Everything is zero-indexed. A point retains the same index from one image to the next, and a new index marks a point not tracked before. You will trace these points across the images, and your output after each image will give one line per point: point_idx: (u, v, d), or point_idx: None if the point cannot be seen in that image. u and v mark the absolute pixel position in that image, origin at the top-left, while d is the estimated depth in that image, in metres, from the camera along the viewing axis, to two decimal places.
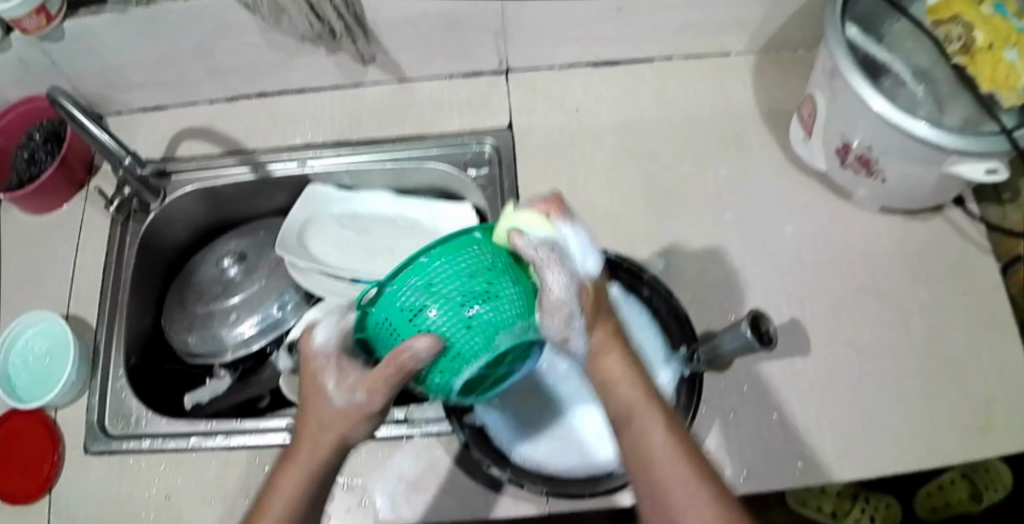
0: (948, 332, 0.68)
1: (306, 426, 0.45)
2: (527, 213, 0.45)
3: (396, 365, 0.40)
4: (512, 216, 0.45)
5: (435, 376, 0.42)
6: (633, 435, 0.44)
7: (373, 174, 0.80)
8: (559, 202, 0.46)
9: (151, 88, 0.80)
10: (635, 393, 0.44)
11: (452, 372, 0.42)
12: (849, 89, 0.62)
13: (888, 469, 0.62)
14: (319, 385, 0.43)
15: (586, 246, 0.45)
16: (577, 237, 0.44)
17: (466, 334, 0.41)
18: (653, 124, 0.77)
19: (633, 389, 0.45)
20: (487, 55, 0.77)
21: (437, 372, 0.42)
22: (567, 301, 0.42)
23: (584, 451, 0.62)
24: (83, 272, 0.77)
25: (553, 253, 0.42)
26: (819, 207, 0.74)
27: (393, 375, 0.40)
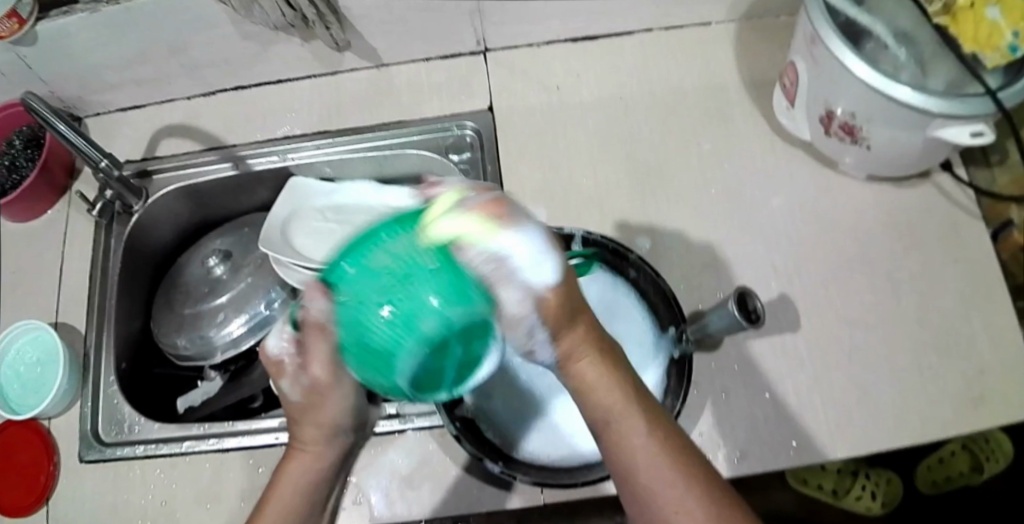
0: (937, 301, 0.67)
1: (300, 424, 0.50)
2: (468, 215, 0.42)
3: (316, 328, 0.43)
4: (450, 221, 0.42)
5: (374, 375, 0.41)
6: (616, 440, 0.44)
7: (355, 164, 0.79)
8: (501, 202, 0.43)
9: (126, 87, 0.79)
10: (613, 398, 0.44)
11: (388, 368, 0.40)
12: (832, 58, 0.61)
13: (878, 442, 0.62)
14: (281, 380, 0.48)
15: (542, 252, 0.41)
16: (530, 239, 0.42)
17: (388, 323, 0.39)
18: (636, 99, 0.76)
19: (610, 394, 0.44)
20: (464, 36, 0.76)
21: (372, 370, 0.41)
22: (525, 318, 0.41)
23: (569, 445, 0.63)
24: (71, 278, 0.77)
25: (506, 269, 0.41)
26: (806, 178, 0.73)
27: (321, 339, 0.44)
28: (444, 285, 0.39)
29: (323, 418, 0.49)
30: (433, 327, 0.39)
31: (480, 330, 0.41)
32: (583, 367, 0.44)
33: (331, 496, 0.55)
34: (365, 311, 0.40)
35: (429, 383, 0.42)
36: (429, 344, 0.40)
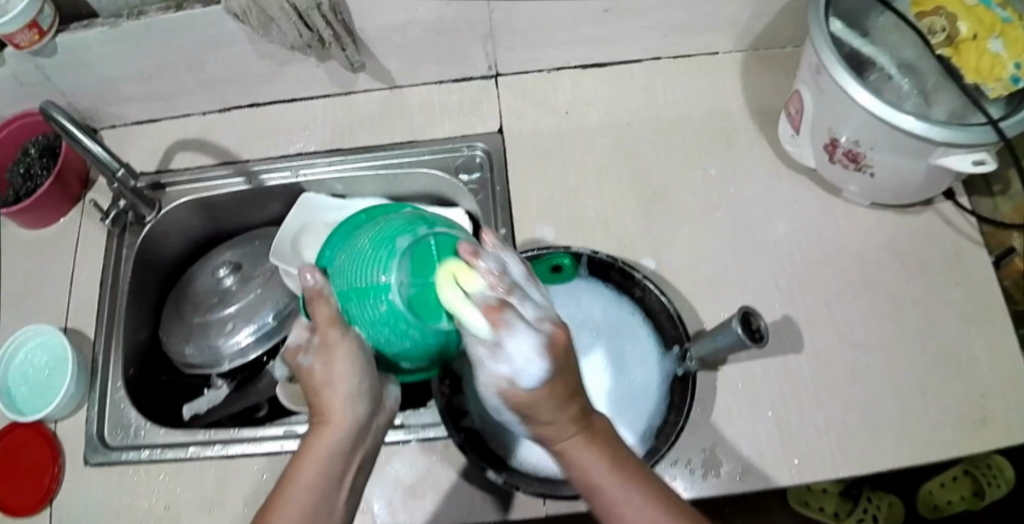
0: (940, 326, 0.68)
1: (322, 397, 0.46)
2: (461, 296, 0.41)
3: (318, 299, 0.47)
4: (444, 276, 0.42)
5: (368, 309, 0.46)
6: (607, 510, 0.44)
7: (367, 181, 0.80)
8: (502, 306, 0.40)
9: (145, 101, 0.81)
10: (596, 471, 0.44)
11: (380, 296, 0.45)
12: (835, 85, 0.62)
13: (881, 464, 0.62)
14: (292, 360, 0.47)
15: (532, 354, 0.40)
16: (519, 341, 0.40)
17: (371, 253, 0.47)
18: (643, 124, 0.78)
19: (593, 468, 0.44)
20: (476, 60, 0.78)
21: (366, 304, 0.46)
22: (491, 389, 0.43)
23: None
24: (81, 284, 0.78)
25: (488, 352, 0.41)
26: (810, 203, 0.74)
27: (326, 307, 0.47)
28: (421, 223, 0.49)
29: (343, 382, 0.46)
30: (405, 242, 0.46)
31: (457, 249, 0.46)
32: (566, 445, 0.44)
33: (358, 482, 0.49)
34: (354, 254, 0.48)
35: (423, 309, 0.45)
36: (409, 261, 0.45)
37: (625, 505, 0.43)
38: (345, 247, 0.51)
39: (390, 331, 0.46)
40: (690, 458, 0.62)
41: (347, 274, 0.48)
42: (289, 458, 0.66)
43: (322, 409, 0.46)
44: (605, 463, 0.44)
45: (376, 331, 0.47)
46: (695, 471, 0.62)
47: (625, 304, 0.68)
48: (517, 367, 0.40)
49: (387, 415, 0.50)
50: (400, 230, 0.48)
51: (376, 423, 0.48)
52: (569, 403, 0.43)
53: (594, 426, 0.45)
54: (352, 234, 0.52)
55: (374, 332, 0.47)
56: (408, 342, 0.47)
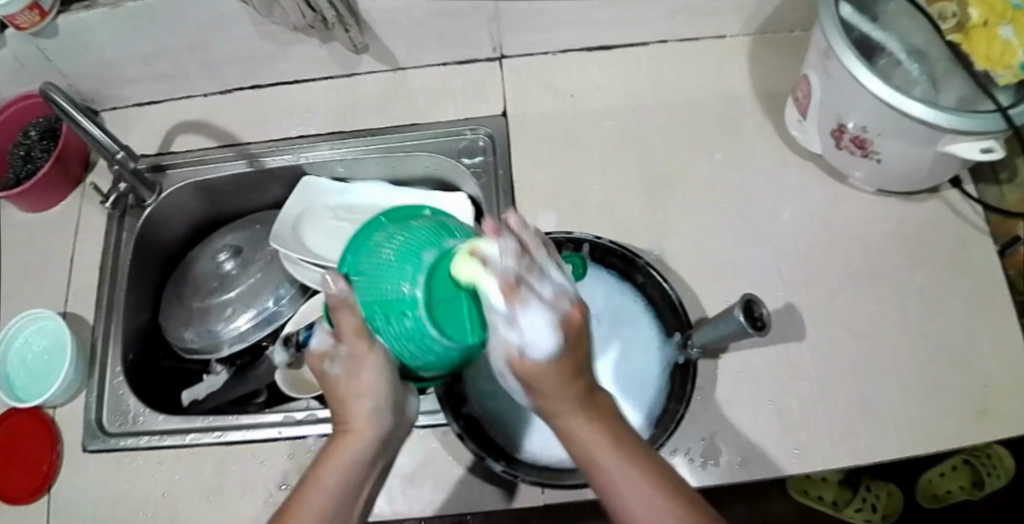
0: (944, 315, 0.68)
1: (345, 408, 0.44)
2: (467, 261, 0.40)
3: (341, 308, 0.43)
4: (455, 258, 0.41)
5: (394, 326, 0.42)
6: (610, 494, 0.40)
7: (368, 165, 0.79)
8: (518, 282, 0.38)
9: (145, 82, 0.80)
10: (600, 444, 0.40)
11: (409, 312, 0.41)
12: (844, 71, 0.61)
13: (882, 453, 0.62)
14: (320, 368, 0.44)
15: (545, 330, 0.37)
16: (532, 317, 0.37)
17: (396, 265, 0.42)
18: (648, 109, 0.77)
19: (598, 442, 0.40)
20: (480, 42, 0.76)
21: (392, 319, 0.42)
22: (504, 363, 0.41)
23: None
24: (82, 268, 0.77)
25: (499, 321, 0.39)
26: (816, 190, 0.73)
27: (352, 317, 0.43)
28: (445, 232, 0.44)
29: (369, 395, 0.43)
30: (433, 253, 0.42)
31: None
32: (568, 425, 0.41)
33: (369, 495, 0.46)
34: (377, 263, 0.43)
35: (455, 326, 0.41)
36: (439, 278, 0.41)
37: (629, 489, 0.39)
38: (358, 251, 0.45)
39: (414, 347, 0.42)
40: (689, 447, 0.63)
41: (367, 285, 0.43)
42: (289, 443, 0.67)
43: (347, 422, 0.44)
44: (613, 451, 0.40)
45: (402, 349, 0.42)
46: (694, 458, 0.62)
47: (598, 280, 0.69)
48: (528, 341, 0.37)
49: (404, 427, 0.48)
50: (429, 237, 0.43)
51: (393, 436, 0.46)
52: (571, 380, 0.39)
53: (598, 403, 0.41)
54: (361, 232, 0.47)
55: (397, 346, 0.43)
56: (435, 358, 0.43)
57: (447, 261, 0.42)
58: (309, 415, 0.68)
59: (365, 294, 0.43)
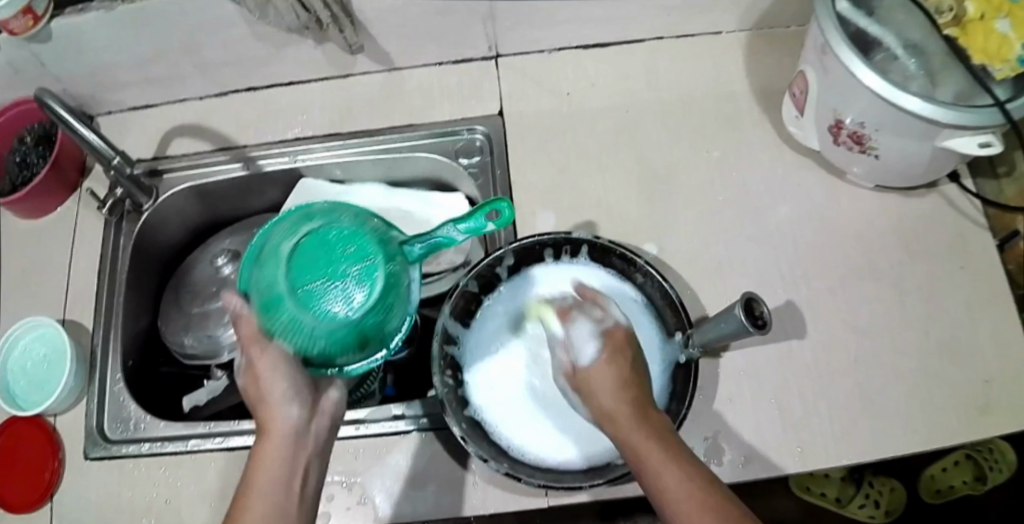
0: (943, 311, 0.68)
1: (260, 410, 0.48)
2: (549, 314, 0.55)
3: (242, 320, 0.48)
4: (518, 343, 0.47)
5: (277, 319, 0.47)
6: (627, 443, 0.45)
7: (365, 166, 0.79)
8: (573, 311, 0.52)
9: (140, 86, 0.79)
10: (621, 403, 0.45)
11: (269, 305, 0.47)
12: (841, 67, 0.61)
13: (884, 450, 0.63)
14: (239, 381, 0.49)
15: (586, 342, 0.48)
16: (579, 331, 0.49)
17: (268, 263, 0.50)
18: (645, 107, 0.76)
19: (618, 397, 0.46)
20: (476, 41, 0.76)
21: (273, 313, 0.47)
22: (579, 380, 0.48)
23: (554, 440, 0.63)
24: (80, 273, 0.77)
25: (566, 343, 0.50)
26: (815, 186, 0.73)
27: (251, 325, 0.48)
28: (301, 224, 0.53)
29: (274, 389, 0.47)
30: (284, 249, 0.50)
31: (342, 242, 0.51)
32: (597, 393, 0.46)
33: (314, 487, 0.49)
34: (261, 267, 0.50)
35: (319, 307, 0.47)
36: (284, 272, 0.48)
37: (655, 461, 0.43)
38: (252, 261, 0.53)
39: (303, 335, 0.47)
40: (693, 447, 0.63)
41: (260, 290, 0.49)
42: None
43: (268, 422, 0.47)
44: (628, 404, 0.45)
45: (296, 342, 0.47)
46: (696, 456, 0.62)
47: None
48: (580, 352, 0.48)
49: (327, 417, 0.51)
50: (291, 235, 0.52)
51: (317, 425, 0.50)
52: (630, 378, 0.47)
53: (653, 419, 0.45)
54: (257, 243, 0.55)
55: (290, 340, 0.48)
56: (326, 341, 0.48)
57: (299, 251, 0.49)
58: None
59: (260, 299, 0.48)
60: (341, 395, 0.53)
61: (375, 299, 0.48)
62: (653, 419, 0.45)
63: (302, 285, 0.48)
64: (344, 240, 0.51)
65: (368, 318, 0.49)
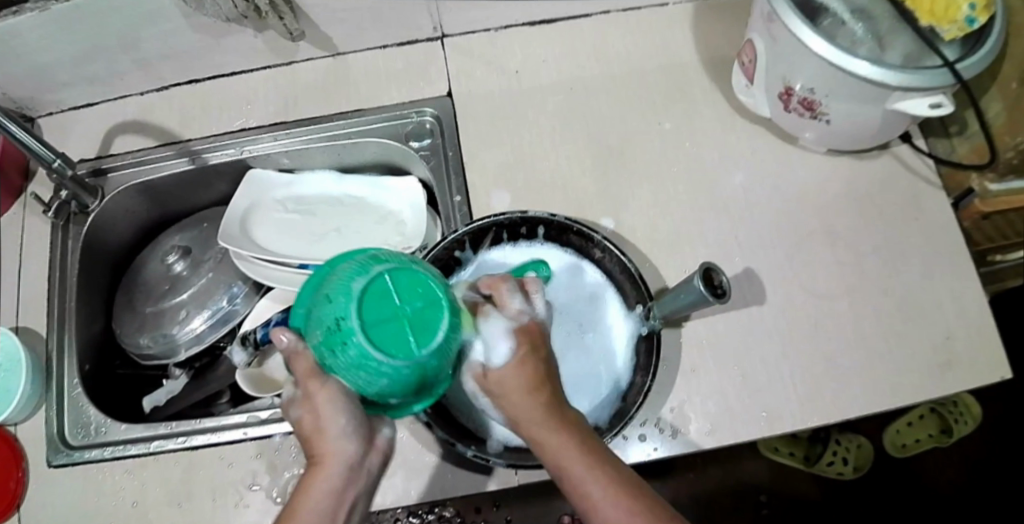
0: (900, 271, 0.68)
1: (314, 443, 0.45)
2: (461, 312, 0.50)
3: (297, 354, 0.45)
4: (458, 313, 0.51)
5: (341, 357, 0.42)
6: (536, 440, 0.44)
7: (314, 153, 0.78)
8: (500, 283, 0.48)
9: (78, 85, 0.77)
10: (526, 402, 0.45)
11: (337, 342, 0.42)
12: (788, 34, 0.60)
13: (847, 412, 0.63)
14: (291, 412, 0.46)
15: (496, 338, 0.46)
16: (490, 329, 0.46)
17: (332, 297, 0.43)
18: (595, 81, 0.76)
19: (518, 395, 0.45)
20: (420, 22, 0.74)
21: (337, 351, 0.43)
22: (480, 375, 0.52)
23: None
24: (30, 279, 0.75)
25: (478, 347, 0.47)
26: (768, 154, 0.73)
27: (306, 362, 0.45)
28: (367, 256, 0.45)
29: (331, 423, 0.44)
30: (358, 284, 0.43)
31: (413, 279, 0.44)
32: (512, 397, 0.45)
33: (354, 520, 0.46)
34: (321, 297, 0.44)
35: (393, 347, 0.42)
36: (355, 310, 0.42)
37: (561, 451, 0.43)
38: (313, 285, 0.47)
39: (365, 374, 0.42)
40: (658, 418, 0.63)
41: (322, 325, 0.43)
42: (255, 443, 0.66)
43: (317, 456, 0.44)
44: (535, 402, 0.44)
45: (359, 383, 0.43)
46: (662, 427, 0.63)
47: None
48: (490, 354, 0.46)
49: (381, 454, 0.47)
50: (361, 263, 0.44)
51: (369, 462, 0.46)
52: (537, 380, 0.45)
53: (564, 413, 0.45)
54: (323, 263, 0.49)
55: (351, 378, 0.43)
56: (387, 381, 0.43)
57: (369, 288, 0.43)
58: (274, 413, 0.67)
59: (319, 335, 0.44)
60: (393, 429, 0.49)
61: (443, 342, 0.43)
62: (565, 412, 0.45)
63: (375, 324, 0.42)
64: (417, 278, 0.44)
65: (433, 360, 0.43)
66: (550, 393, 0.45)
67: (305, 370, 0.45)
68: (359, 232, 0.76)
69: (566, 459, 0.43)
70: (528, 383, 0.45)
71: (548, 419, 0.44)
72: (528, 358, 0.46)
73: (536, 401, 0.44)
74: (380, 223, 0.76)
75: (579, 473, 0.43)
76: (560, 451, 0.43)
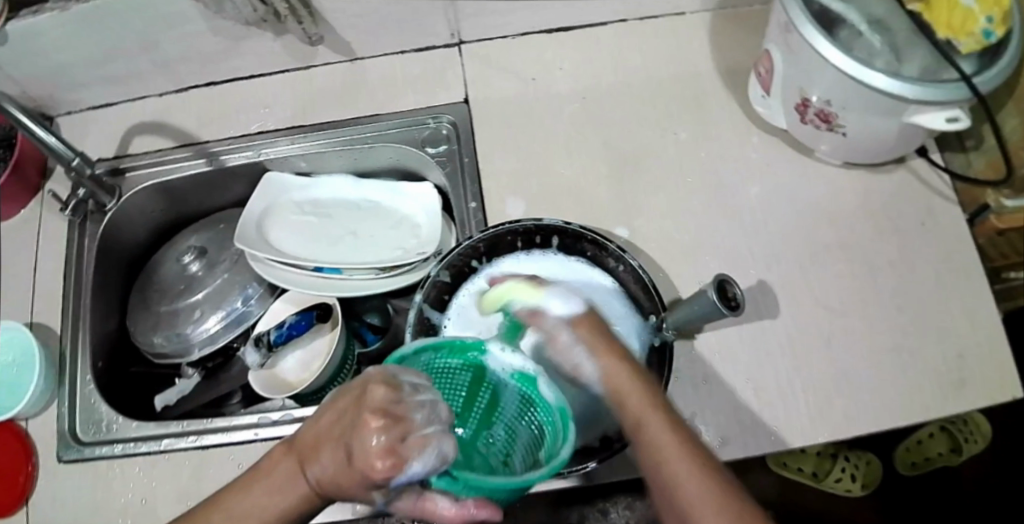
0: (915, 285, 0.68)
1: (324, 475, 0.42)
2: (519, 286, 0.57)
3: (383, 447, 0.38)
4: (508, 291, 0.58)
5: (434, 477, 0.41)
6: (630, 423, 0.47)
7: (331, 157, 0.78)
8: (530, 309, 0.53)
9: (99, 85, 0.77)
10: (618, 379, 0.48)
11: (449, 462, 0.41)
12: (805, 45, 0.61)
13: (858, 427, 0.63)
14: (340, 446, 0.41)
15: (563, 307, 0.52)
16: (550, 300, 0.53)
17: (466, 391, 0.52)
18: (610, 89, 0.76)
19: (615, 374, 0.48)
20: (438, 28, 0.75)
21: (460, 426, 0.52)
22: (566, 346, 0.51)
23: None
24: (46, 276, 0.76)
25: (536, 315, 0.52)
26: (783, 165, 0.73)
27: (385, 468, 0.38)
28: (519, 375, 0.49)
29: (352, 489, 0.41)
30: (552, 397, 0.48)
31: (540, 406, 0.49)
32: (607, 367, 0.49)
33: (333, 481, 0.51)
34: (454, 386, 0.52)
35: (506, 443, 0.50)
36: (499, 399, 0.51)
37: (652, 426, 0.46)
38: (456, 362, 0.51)
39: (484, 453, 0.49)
40: None
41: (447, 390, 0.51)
42: (265, 444, 0.66)
43: (321, 472, 0.42)
44: (627, 376, 0.48)
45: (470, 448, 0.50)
46: None
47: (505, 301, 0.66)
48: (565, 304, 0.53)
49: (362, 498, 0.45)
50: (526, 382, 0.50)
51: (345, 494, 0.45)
52: (617, 353, 0.50)
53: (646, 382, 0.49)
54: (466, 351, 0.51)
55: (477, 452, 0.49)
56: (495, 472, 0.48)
57: (514, 482, 0.41)
58: (284, 415, 0.68)
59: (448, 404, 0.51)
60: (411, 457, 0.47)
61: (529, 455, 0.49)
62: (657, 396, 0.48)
63: (486, 492, 0.42)
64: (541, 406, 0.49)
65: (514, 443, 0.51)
66: (639, 372, 0.49)
67: (378, 458, 0.38)
68: (375, 237, 0.76)
69: (656, 437, 0.45)
70: (613, 352, 0.50)
71: (637, 388, 0.48)
72: (595, 342, 0.50)
73: (614, 363, 0.49)
74: (396, 228, 0.76)
75: (666, 446, 0.45)
76: (648, 424, 0.46)
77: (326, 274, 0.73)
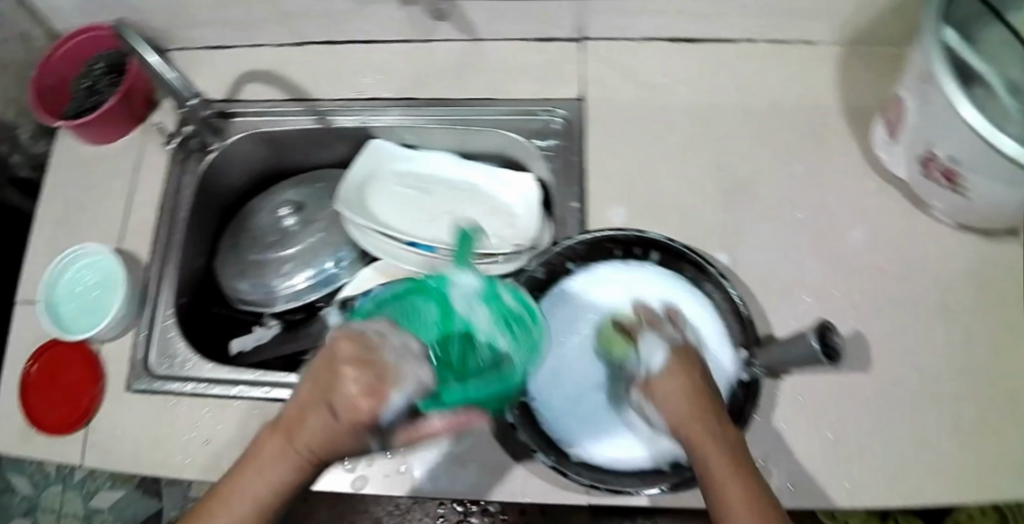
0: (1014, 365, 0.65)
1: (308, 442, 0.42)
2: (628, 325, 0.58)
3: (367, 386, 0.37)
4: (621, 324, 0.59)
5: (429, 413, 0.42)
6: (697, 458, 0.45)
7: (438, 134, 0.78)
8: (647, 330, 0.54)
9: (218, 27, 0.78)
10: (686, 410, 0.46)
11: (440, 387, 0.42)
12: (943, 101, 0.58)
13: (932, 499, 0.61)
14: (321, 411, 0.40)
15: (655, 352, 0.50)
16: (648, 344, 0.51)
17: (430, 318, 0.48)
18: (728, 110, 0.74)
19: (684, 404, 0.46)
20: (564, 21, 0.74)
21: None
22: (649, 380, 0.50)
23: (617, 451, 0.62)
24: (140, 205, 0.77)
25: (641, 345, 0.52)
26: (894, 216, 0.71)
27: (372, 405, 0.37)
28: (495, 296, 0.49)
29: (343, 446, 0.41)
30: (514, 302, 0.49)
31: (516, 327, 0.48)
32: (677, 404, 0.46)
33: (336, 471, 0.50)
34: (418, 318, 0.48)
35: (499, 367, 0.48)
36: (454, 318, 0.48)
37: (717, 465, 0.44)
38: (419, 298, 0.48)
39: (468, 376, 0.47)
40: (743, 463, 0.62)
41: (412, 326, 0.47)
42: None
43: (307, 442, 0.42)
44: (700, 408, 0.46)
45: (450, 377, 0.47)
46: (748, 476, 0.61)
47: (590, 309, 0.66)
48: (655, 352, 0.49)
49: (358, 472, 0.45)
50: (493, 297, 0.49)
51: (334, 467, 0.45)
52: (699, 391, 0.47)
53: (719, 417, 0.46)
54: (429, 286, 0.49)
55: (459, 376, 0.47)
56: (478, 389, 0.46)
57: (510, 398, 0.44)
58: None
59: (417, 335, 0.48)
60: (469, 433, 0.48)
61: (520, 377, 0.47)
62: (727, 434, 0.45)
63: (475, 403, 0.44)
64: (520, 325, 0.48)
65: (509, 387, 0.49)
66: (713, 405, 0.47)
67: (362, 399, 0.37)
68: (470, 220, 0.76)
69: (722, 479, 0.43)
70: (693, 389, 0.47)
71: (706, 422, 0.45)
72: (676, 374, 0.47)
73: (689, 402, 0.46)
74: (492, 214, 0.76)
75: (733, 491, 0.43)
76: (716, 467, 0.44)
77: (417, 250, 0.72)
